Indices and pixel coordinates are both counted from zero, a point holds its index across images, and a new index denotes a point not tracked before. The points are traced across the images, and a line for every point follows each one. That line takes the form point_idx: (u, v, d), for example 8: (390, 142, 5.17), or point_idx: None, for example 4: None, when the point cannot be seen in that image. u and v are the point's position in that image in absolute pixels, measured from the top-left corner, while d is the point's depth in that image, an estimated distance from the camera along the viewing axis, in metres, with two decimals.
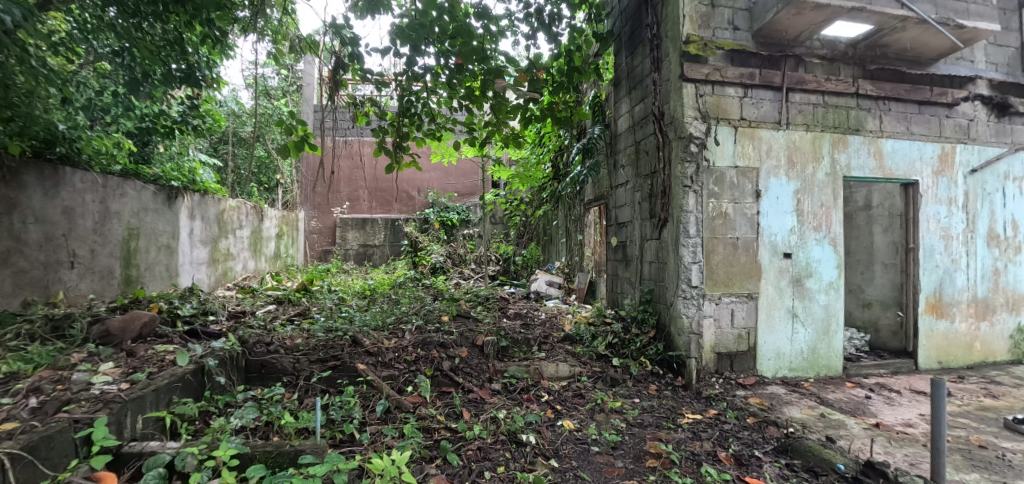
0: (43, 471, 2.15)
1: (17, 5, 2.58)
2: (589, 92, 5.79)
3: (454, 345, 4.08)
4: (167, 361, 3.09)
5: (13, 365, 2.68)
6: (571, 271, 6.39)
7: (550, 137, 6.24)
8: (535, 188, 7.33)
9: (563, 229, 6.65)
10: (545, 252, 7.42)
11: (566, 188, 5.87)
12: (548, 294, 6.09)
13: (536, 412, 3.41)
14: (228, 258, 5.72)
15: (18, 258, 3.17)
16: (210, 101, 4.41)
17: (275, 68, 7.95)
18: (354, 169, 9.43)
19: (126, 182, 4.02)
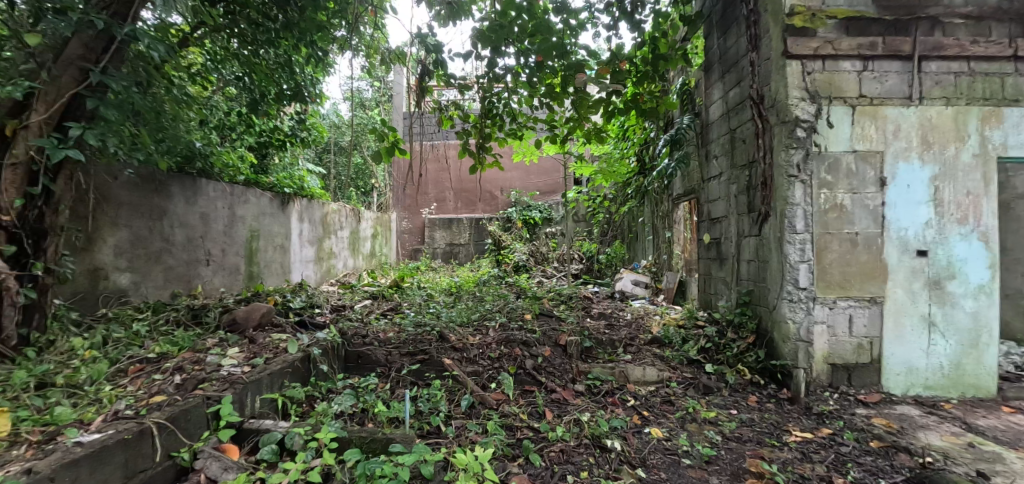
0: (182, 440, 2.58)
1: (161, 43, 3.08)
2: (676, 80, 5.49)
3: (536, 344, 4.09)
4: (280, 349, 3.48)
5: (164, 347, 3.16)
6: (659, 270, 6.10)
7: (635, 130, 5.98)
8: (618, 184, 7.07)
9: (649, 226, 6.35)
10: (631, 250, 7.15)
11: (653, 183, 5.59)
12: (634, 294, 5.88)
13: (621, 417, 3.30)
14: (331, 257, 6.28)
15: (167, 256, 3.76)
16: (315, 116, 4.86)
17: (369, 81, 8.56)
18: (440, 171, 9.83)
19: (248, 190, 4.59)
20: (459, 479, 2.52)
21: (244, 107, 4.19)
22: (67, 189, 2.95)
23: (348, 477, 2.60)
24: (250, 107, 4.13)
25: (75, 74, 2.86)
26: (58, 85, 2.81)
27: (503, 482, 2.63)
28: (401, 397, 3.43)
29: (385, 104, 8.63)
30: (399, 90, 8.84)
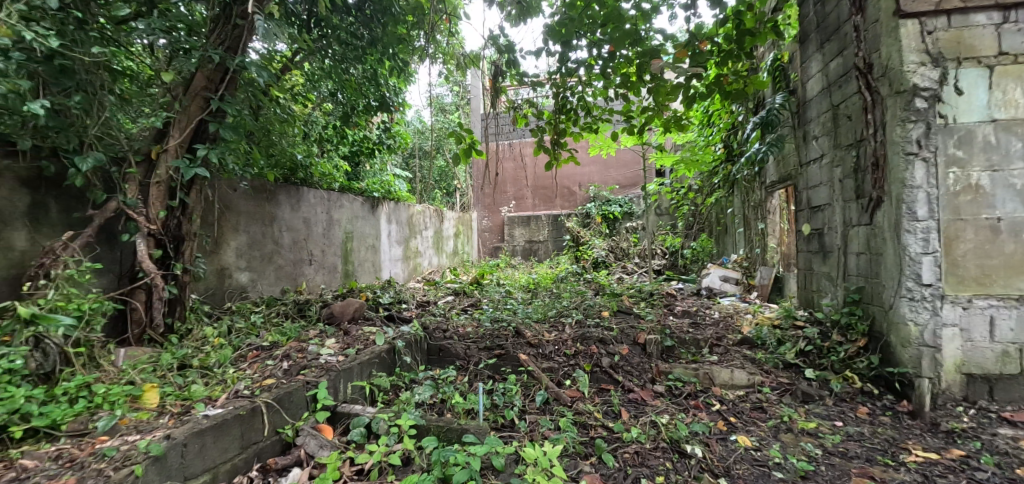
0: (286, 418, 2.89)
1: (266, 71, 3.34)
2: (767, 55, 5.10)
3: (613, 342, 3.99)
4: (369, 340, 3.78)
5: (275, 336, 3.53)
6: (752, 264, 5.65)
7: (720, 114, 5.63)
8: (704, 173, 6.59)
9: (740, 218, 5.88)
10: (719, 244, 6.69)
11: (743, 170, 5.16)
12: (723, 291, 5.56)
13: (703, 422, 3.10)
14: (416, 255, 6.74)
15: (277, 257, 4.26)
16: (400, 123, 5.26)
17: (450, 85, 8.90)
18: (518, 169, 9.89)
19: (342, 196, 5.06)
20: (528, 474, 2.54)
21: (338, 120, 4.62)
22: (198, 202, 3.39)
23: (425, 462, 2.73)
24: (344, 120, 4.54)
25: (200, 103, 3.24)
26: (187, 112, 3.20)
27: (574, 481, 2.59)
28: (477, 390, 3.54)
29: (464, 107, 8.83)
30: (477, 92, 8.98)
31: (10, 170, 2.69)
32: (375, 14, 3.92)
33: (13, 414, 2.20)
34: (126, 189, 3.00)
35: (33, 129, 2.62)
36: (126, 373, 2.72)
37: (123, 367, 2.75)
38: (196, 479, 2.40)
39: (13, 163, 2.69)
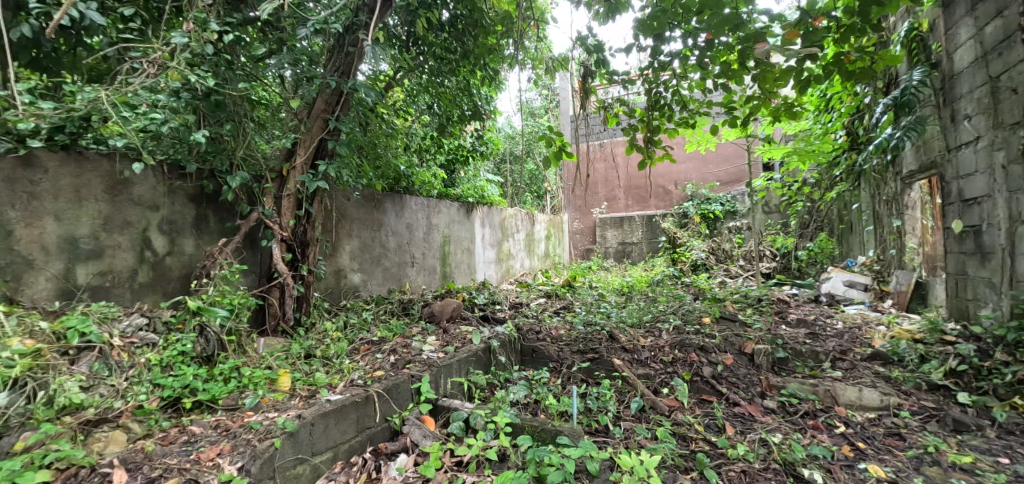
0: (394, 408, 3.09)
1: (373, 89, 3.60)
2: (899, 25, 4.49)
3: (716, 351, 3.75)
4: (467, 339, 3.93)
5: (383, 332, 3.81)
6: (885, 267, 4.99)
7: (840, 98, 5.07)
8: (822, 165, 5.90)
9: (869, 215, 5.24)
10: (843, 245, 6.06)
11: (870, 159, 4.56)
12: (847, 299, 4.94)
13: (824, 446, 2.78)
14: (509, 258, 6.96)
15: (384, 260, 4.64)
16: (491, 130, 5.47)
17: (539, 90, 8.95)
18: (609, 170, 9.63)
19: (440, 202, 5.38)
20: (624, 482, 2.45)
21: (434, 130, 4.92)
22: (320, 212, 3.77)
23: (520, 460, 2.75)
24: (440, 130, 4.80)
25: (321, 124, 3.56)
26: (310, 133, 3.53)
27: None
28: (570, 393, 3.50)
29: (552, 110, 8.76)
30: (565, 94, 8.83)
31: (181, 188, 3.21)
32: (467, 27, 4.13)
33: (185, 388, 2.65)
34: (264, 202, 3.44)
35: (196, 154, 3.12)
36: (265, 359, 3.14)
37: (262, 355, 3.18)
38: (321, 456, 2.67)
39: (183, 183, 3.21)
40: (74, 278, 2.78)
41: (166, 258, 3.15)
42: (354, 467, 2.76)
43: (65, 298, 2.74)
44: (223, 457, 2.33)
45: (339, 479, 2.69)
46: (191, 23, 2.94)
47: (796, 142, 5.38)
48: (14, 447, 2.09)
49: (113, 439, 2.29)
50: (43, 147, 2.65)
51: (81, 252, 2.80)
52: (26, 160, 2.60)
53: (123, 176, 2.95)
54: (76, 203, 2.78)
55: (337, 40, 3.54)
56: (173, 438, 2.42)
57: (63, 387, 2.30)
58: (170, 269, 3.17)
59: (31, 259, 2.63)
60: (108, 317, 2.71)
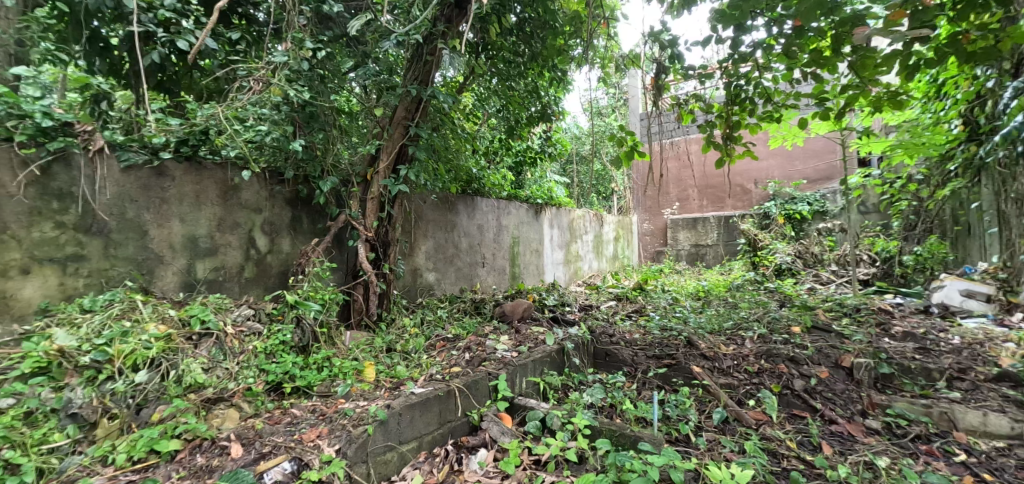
0: (473, 403, 3.21)
1: (448, 94, 3.72)
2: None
3: (809, 363, 3.53)
4: (539, 340, 3.94)
5: (457, 330, 3.94)
6: (1010, 274, 4.44)
7: (956, 82, 4.62)
8: (932, 159, 5.32)
9: (992, 217, 4.76)
10: (960, 250, 5.50)
11: (989, 151, 4.07)
12: (965, 309, 4.50)
13: (941, 473, 2.53)
14: (577, 260, 6.92)
15: (456, 260, 4.79)
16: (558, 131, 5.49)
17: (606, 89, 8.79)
18: (681, 169, 9.26)
19: (510, 203, 5.46)
20: None
21: (502, 132, 5.02)
22: (399, 213, 3.94)
23: (599, 464, 2.72)
24: (508, 133, 4.87)
25: (401, 131, 3.71)
26: (392, 138, 3.68)
27: None
28: (648, 399, 3.41)
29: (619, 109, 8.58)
30: (634, 92, 8.60)
31: (280, 193, 3.52)
32: (535, 30, 4.13)
33: (285, 374, 2.91)
34: (351, 204, 3.65)
35: (292, 161, 3.40)
36: (352, 351, 3.36)
37: (349, 347, 3.41)
38: (407, 444, 2.81)
39: (281, 188, 3.52)
40: (195, 272, 3.13)
41: (267, 255, 3.46)
42: (436, 458, 2.88)
43: (187, 290, 3.10)
44: (322, 439, 2.52)
45: (423, 467, 2.81)
46: (290, 42, 3.20)
47: (898, 135, 4.88)
48: (152, 418, 2.39)
49: (228, 416, 2.55)
50: (172, 159, 3.02)
51: (199, 249, 3.15)
52: (159, 170, 2.98)
53: (233, 182, 3.28)
54: (197, 207, 3.13)
55: (415, 50, 3.67)
56: (278, 418, 2.66)
57: (190, 367, 2.59)
58: (271, 266, 3.49)
59: (162, 256, 3.00)
60: (222, 307, 3.01)
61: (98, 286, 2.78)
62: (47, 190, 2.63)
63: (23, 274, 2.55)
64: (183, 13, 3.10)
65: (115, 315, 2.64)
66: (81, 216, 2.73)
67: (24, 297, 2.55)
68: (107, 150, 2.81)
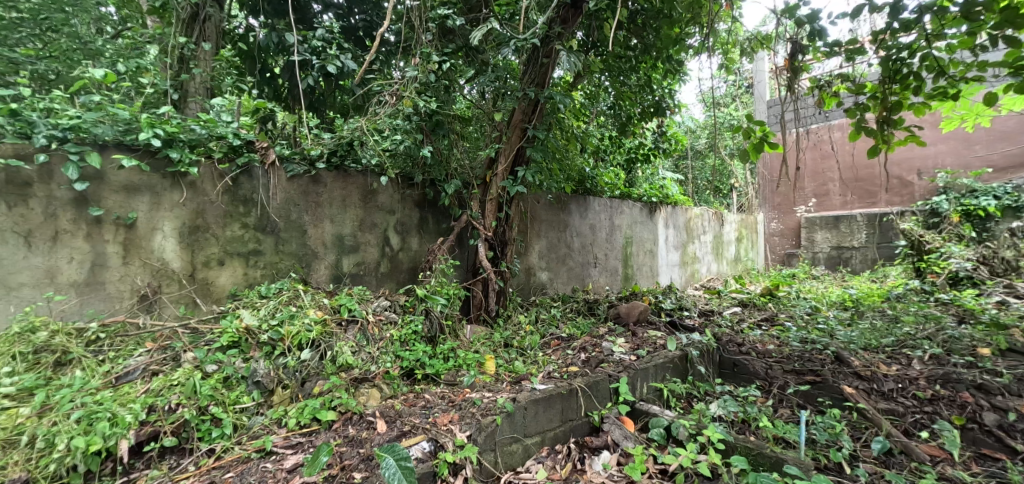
0: (594, 404, 3.19)
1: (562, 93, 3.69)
2: None
3: (1009, 392, 2.94)
4: (658, 344, 3.74)
5: (572, 330, 3.96)
6: None
7: None
8: None
9: None
10: None
11: None
12: None
13: None
14: (695, 261, 6.55)
15: (569, 259, 4.82)
16: (673, 126, 5.18)
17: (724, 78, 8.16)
18: (820, 159, 8.26)
19: (623, 202, 5.35)
20: None
21: (613, 130, 4.91)
22: (516, 213, 4.04)
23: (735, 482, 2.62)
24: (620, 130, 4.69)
25: (519, 133, 3.78)
26: (510, 141, 3.78)
27: None
28: (791, 419, 3.10)
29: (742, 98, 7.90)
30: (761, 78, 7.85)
31: (410, 195, 3.84)
32: (648, 20, 3.97)
33: (417, 362, 3.18)
34: (472, 206, 3.82)
35: (420, 166, 3.69)
36: (473, 344, 3.56)
37: (471, 340, 3.61)
38: (532, 438, 2.93)
39: (411, 191, 3.84)
40: (342, 266, 3.55)
41: (399, 252, 3.81)
42: (560, 455, 2.95)
43: (336, 281, 3.53)
44: (453, 424, 2.73)
45: (546, 463, 2.88)
46: (418, 57, 3.47)
47: None
48: (314, 390, 2.78)
49: (372, 395, 2.86)
50: (325, 169, 3.45)
51: (345, 246, 3.56)
52: (315, 178, 3.42)
53: (372, 187, 3.65)
54: (344, 209, 3.54)
55: (531, 53, 3.69)
56: (413, 401, 2.93)
57: (342, 350, 2.96)
58: (402, 262, 3.83)
59: (317, 252, 3.44)
60: (365, 298, 3.37)
61: (271, 276, 3.29)
62: (236, 197, 3.15)
63: (219, 264, 3.11)
64: (329, 41, 3.54)
65: (285, 301, 3.10)
66: (259, 218, 3.24)
67: (220, 283, 3.11)
68: (278, 163, 3.28)
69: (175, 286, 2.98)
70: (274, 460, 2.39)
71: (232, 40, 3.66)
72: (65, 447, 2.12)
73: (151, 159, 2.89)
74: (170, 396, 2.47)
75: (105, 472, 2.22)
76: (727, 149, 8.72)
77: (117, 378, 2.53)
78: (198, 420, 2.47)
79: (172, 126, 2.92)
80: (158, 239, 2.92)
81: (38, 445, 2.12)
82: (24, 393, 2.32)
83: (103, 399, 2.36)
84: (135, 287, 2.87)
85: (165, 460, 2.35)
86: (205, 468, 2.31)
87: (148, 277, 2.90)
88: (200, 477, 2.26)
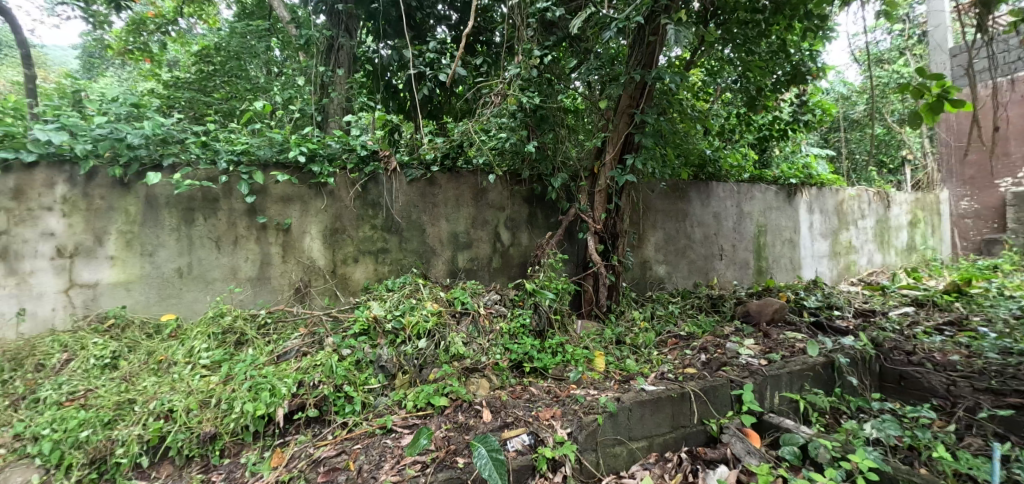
0: (711, 411, 2.91)
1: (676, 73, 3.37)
2: None
3: None
4: (796, 348, 3.26)
5: (691, 328, 3.65)
6: None
7: None
8: None
9: None
10: None
11: None
12: None
13: None
14: (851, 252, 5.53)
15: (690, 252, 4.44)
16: (818, 93, 4.48)
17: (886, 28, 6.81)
18: None
19: (754, 186, 4.74)
20: None
21: (742, 107, 4.40)
22: (627, 204, 3.86)
23: None
24: (748, 106, 4.23)
25: (626, 119, 3.58)
26: (618, 129, 3.61)
27: None
28: (983, 452, 2.43)
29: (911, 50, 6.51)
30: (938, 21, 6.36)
31: (519, 192, 3.93)
32: None
33: (525, 355, 3.23)
34: (580, 198, 3.74)
35: (528, 162, 3.78)
36: (583, 340, 3.49)
37: (581, 335, 3.55)
38: (638, 442, 2.77)
39: (520, 188, 3.93)
40: (457, 262, 3.79)
41: (510, 247, 3.93)
42: (669, 463, 2.73)
43: (452, 276, 3.78)
44: (555, 419, 2.70)
45: (653, 470, 2.69)
46: (522, 54, 3.53)
47: None
48: (429, 377, 2.97)
49: (481, 384, 2.98)
50: (439, 171, 3.72)
51: (459, 243, 3.79)
52: (430, 181, 3.70)
53: (482, 185, 3.82)
54: (457, 208, 3.77)
55: (637, 33, 3.46)
56: (519, 393, 2.98)
57: (454, 341, 3.12)
58: (513, 257, 3.95)
59: (434, 249, 3.73)
60: (477, 292, 3.55)
61: (396, 271, 3.66)
62: (366, 202, 3.56)
63: (354, 261, 3.56)
64: (441, 51, 3.79)
65: (407, 294, 3.42)
66: (385, 219, 3.62)
67: (355, 278, 3.57)
68: (399, 169, 3.62)
69: (321, 280, 3.50)
70: (394, 437, 2.61)
71: (364, 64, 3.98)
72: (240, 411, 2.55)
73: (300, 173, 3.42)
74: (314, 374, 2.85)
75: (268, 433, 2.63)
76: (894, 114, 7.25)
77: (277, 356, 3.01)
78: (335, 396, 2.80)
79: (314, 144, 3.42)
80: (307, 241, 3.46)
81: (221, 406, 2.58)
82: (215, 364, 2.90)
83: (266, 373, 2.82)
84: (291, 282, 3.44)
85: (310, 427, 2.70)
86: (340, 438, 2.60)
87: (301, 273, 3.45)
88: (335, 445, 2.55)
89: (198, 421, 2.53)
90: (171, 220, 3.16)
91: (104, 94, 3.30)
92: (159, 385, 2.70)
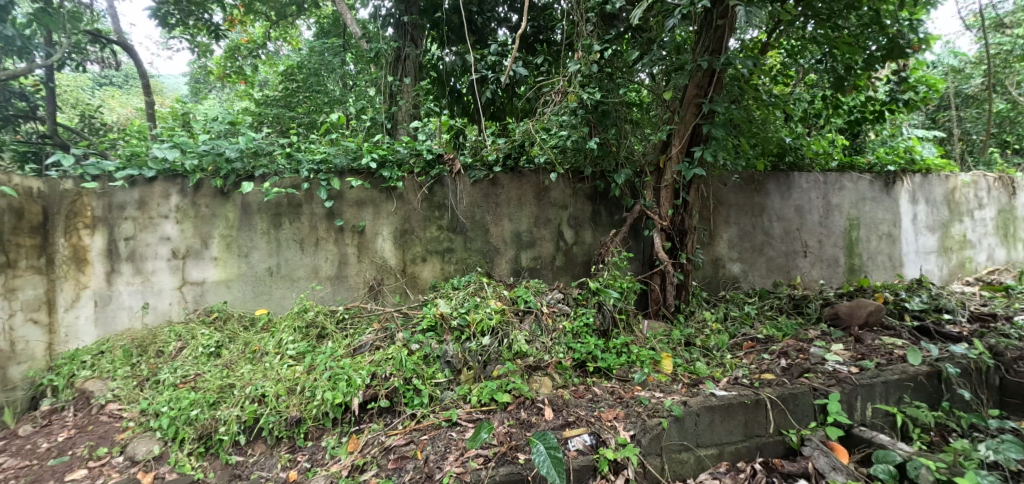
0: (789, 421, 2.69)
1: (750, 57, 3.13)
2: None
3: None
4: (894, 355, 2.91)
5: (770, 330, 3.39)
6: None
7: None
8: None
9: None
10: None
11: None
12: None
13: None
14: (966, 247, 4.83)
15: (769, 249, 4.12)
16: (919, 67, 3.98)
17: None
18: None
19: (843, 175, 4.30)
20: None
21: (829, 88, 3.99)
22: (696, 199, 3.68)
23: None
24: (835, 87, 3.88)
25: (694, 110, 3.39)
26: (684, 121, 3.43)
27: None
28: None
29: None
30: None
31: (581, 189, 3.89)
32: None
33: (588, 355, 3.17)
34: (645, 195, 3.63)
35: (590, 159, 3.73)
36: (650, 340, 3.38)
37: (647, 336, 3.43)
38: (706, 449, 2.62)
39: (583, 185, 3.88)
40: (521, 261, 3.83)
41: (573, 246, 3.90)
42: (742, 473, 2.55)
43: (516, 275, 3.82)
44: (618, 421, 2.63)
45: (724, 480, 2.53)
46: (582, 50, 3.49)
47: None
48: (493, 373, 3.00)
49: (544, 382, 2.98)
50: (501, 172, 3.77)
51: (522, 242, 3.83)
52: (493, 181, 3.77)
53: (544, 184, 3.82)
54: (520, 207, 3.81)
55: (704, 17, 3.27)
56: (582, 393, 2.94)
57: (516, 338, 3.13)
58: (577, 256, 3.92)
59: (497, 248, 3.80)
60: (540, 291, 3.56)
61: (461, 270, 3.77)
62: (432, 204, 3.71)
63: (422, 261, 3.72)
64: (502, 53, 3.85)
65: (472, 292, 3.51)
66: (451, 220, 3.75)
67: (423, 277, 3.73)
68: (463, 171, 3.73)
69: (392, 278, 3.70)
70: (459, 430, 2.67)
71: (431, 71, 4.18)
72: (320, 399, 2.76)
73: (372, 178, 3.64)
74: (386, 367, 3.00)
75: (346, 420, 2.81)
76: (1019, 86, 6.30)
77: (353, 350, 3.22)
78: (405, 389, 2.92)
79: (384, 150, 3.62)
80: (379, 242, 3.67)
81: (306, 394, 2.80)
82: (300, 355, 3.15)
83: (343, 365, 3.01)
84: (366, 280, 3.68)
85: (382, 417, 2.85)
86: (409, 428, 2.71)
87: (374, 272, 3.68)
88: (405, 435, 2.66)
89: (286, 405, 2.76)
90: (262, 225, 3.51)
91: (207, 114, 3.72)
92: (254, 372, 3.00)
